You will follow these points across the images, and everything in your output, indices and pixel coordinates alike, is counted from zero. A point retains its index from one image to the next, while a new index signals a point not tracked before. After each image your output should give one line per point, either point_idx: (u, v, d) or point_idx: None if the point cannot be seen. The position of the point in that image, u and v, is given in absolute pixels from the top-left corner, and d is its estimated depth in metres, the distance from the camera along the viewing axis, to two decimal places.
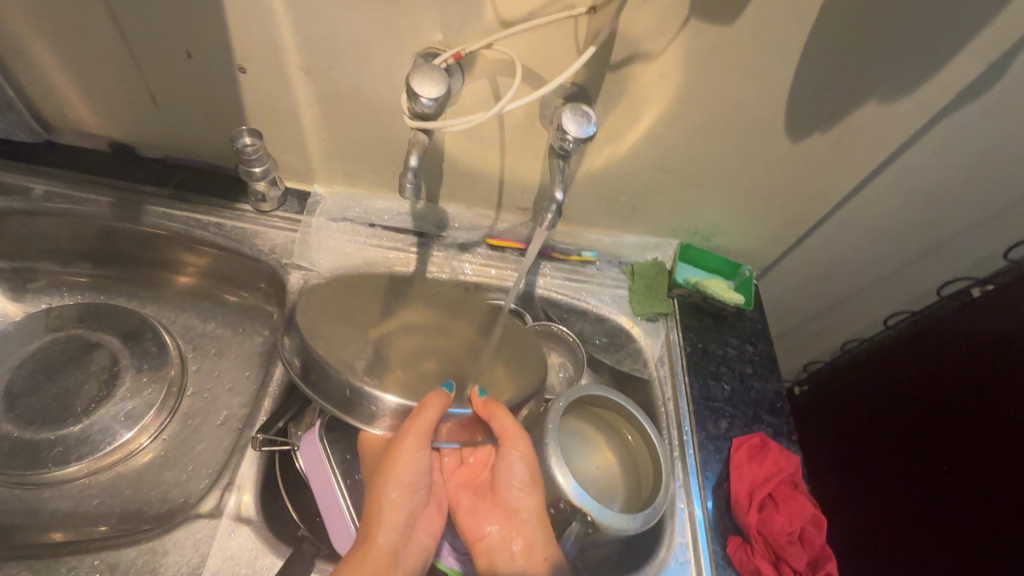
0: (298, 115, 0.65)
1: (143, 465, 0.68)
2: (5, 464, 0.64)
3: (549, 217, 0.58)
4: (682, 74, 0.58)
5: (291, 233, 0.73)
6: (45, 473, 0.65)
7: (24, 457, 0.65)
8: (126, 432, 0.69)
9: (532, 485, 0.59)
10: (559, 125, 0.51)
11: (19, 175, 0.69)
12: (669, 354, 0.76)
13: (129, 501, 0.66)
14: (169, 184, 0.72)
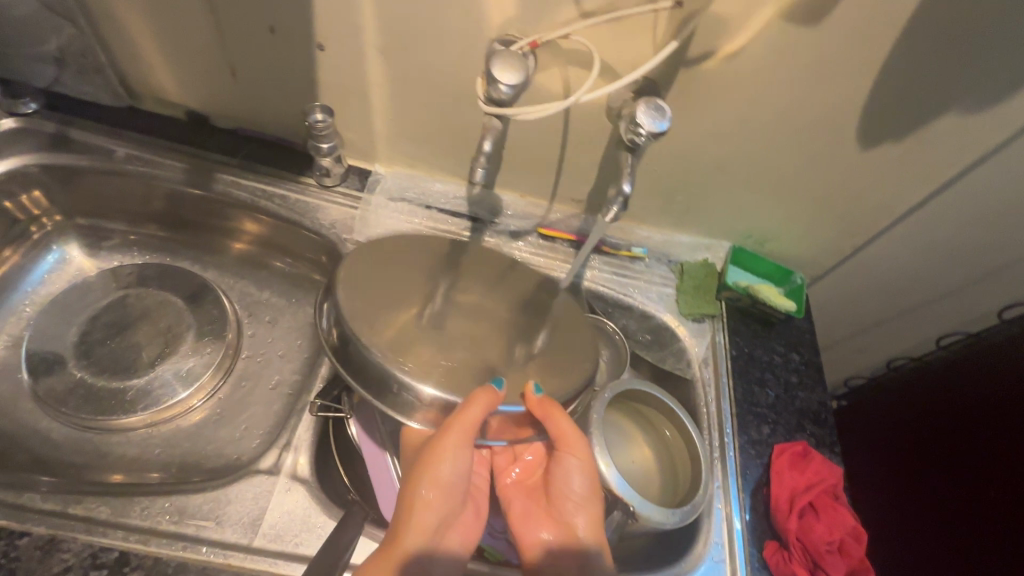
0: (369, 95, 0.66)
1: (200, 421, 0.72)
2: (78, 408, 0.69)
3: (614, 209, 0.58)
4: (759, 73, 0.57)
5: (350, 209, 0.75)
6: (113, 420, 0.69)
7: (94, 403, 0.69)
8: (186, 389, 0.72)
9: (589, 496, 0.58)
10: (633, 118, 0.51)
11: (100, 136, 0.72)
12: (714, 356, 0.75)
13: (186, 453, 0.69)
14: (238, 154, 0.74)
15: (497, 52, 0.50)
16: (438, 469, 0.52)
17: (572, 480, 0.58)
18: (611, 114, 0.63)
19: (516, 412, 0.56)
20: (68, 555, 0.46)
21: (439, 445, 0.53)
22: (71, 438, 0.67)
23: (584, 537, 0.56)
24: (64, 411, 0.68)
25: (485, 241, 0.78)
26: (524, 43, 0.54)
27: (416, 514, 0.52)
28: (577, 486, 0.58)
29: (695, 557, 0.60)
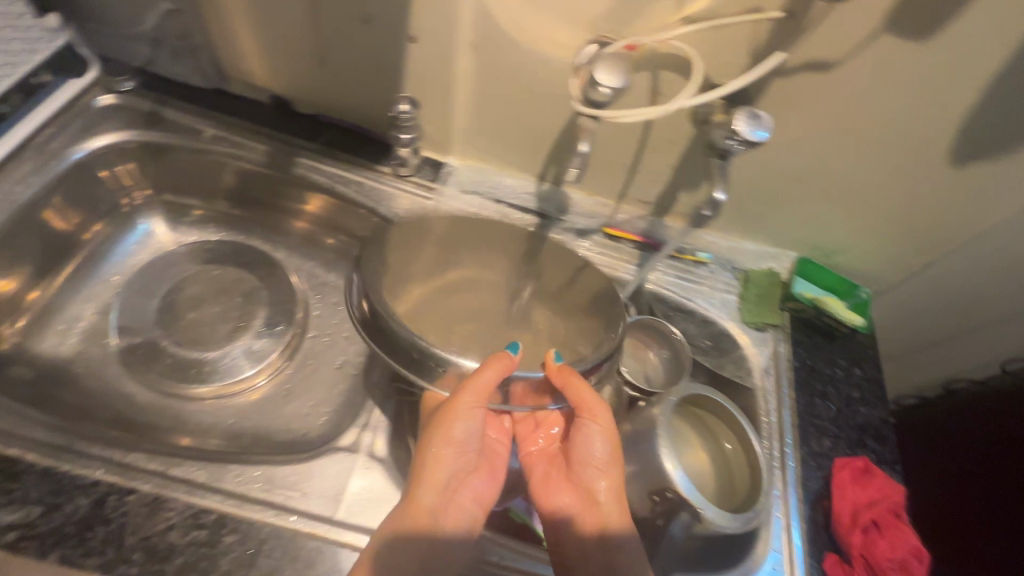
0: (453, 89, 0.68)
1: (269, 395, 0.74)
2: (159, 375, 0.72)
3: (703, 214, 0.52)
4: (856, 85, 0.57)
5: (423, 199, 0.76)
6: (191, 389, 0.72)
7: (174, 373, 0.72)
8: (258, 365, 0.75)
9: (607, 461, 0.61)
10: (729, 126, 0.51)
11: (191, 116, 0.74)
12: (775, 366, 0.75)
13: (257, 425, 0.72)
14: (318, 140, 0.76)
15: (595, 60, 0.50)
16: (457, 430, 0.57)
17: (594, 451, 0.61)
18: (697, 119, 0.63)
19: (534, 378, 0.62)
20: (172, 514, 0.49)
21: (457, 407, 0.57)
22: (151, 403, 0.70)
23: (601, 506, 0.59)
24: (150, 377, 0.71)
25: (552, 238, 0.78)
26: (621, 45, 0.54)
27: (436, 471, 0.56)
28: (596, 456, 0.61)
29: (753, 563, 0.61)
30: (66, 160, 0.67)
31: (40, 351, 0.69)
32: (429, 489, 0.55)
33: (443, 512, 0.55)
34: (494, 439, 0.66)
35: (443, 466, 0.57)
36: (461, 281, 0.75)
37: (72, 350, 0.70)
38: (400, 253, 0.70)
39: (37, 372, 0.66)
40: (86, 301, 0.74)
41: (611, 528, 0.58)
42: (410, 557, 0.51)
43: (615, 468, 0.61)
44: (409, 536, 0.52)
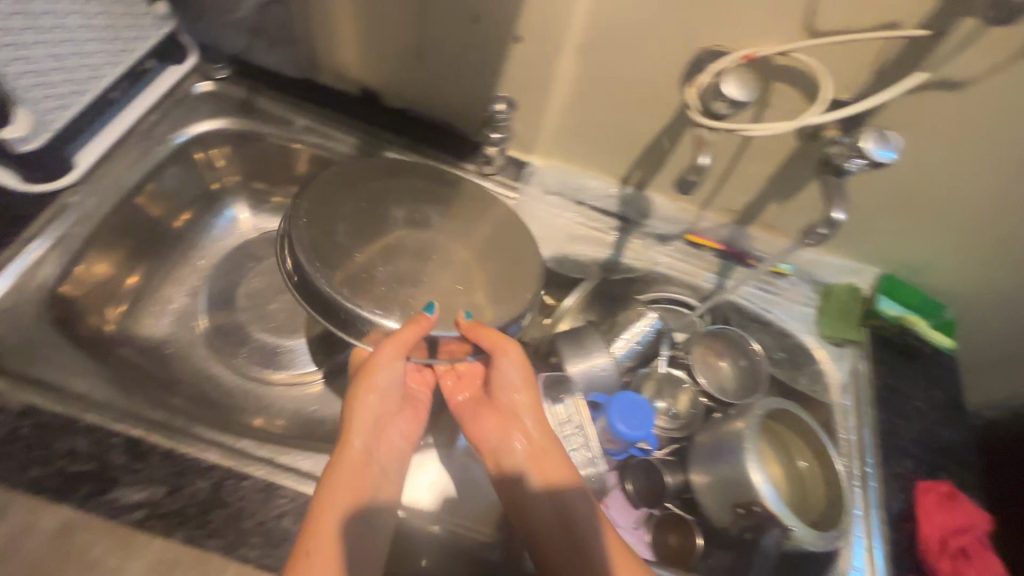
0: (551, 90, 0.67)
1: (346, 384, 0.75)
2: (244, 357, 0.74)
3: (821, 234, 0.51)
4: (980, 105, 0.55)
5: (507, 198, 0.76)
6: (271, 373, 0.73)
7: (259, 356, 0.74)
8: (338, 353, 0.77)
9: (531, 395, 0.64)
10: (855, 143, 0.50)
11: (283, 107, 0.75)
12: (854, 384, 0.74)
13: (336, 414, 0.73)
14: (406, 135, 0.77)
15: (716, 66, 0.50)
16: (376, 389, 0.60)
17: (514, 395, 0.64)
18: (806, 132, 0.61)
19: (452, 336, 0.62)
20: (286, 501, 0.51)
21: (377, 367, 0.59)
22: (236, 387, 0.72)
23: (533, 451, 0.62)
24: (237, 361, 0.73)
25: (632, 242, 0.78)
26: (738, 55, 0.53)
27: (359, 431, 0.59)
28: (516, 399, 0.64)
29: None
30: (169, 146, 0.69)
31: (137, 331, 0.69)
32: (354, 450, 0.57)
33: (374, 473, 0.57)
34: (417, 387, 0.68)
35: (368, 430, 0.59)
36: (406, 241, 0.66)
37: (164, 332, 0.72)
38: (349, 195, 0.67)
39: (135, 351, 0.68)
40: (176, 284, 0.75)
41: (555, 476, 0.60)
42: (358, 521, 0.52)
43: (535, 410, 0.64)
44: (354, 501, 0.52)
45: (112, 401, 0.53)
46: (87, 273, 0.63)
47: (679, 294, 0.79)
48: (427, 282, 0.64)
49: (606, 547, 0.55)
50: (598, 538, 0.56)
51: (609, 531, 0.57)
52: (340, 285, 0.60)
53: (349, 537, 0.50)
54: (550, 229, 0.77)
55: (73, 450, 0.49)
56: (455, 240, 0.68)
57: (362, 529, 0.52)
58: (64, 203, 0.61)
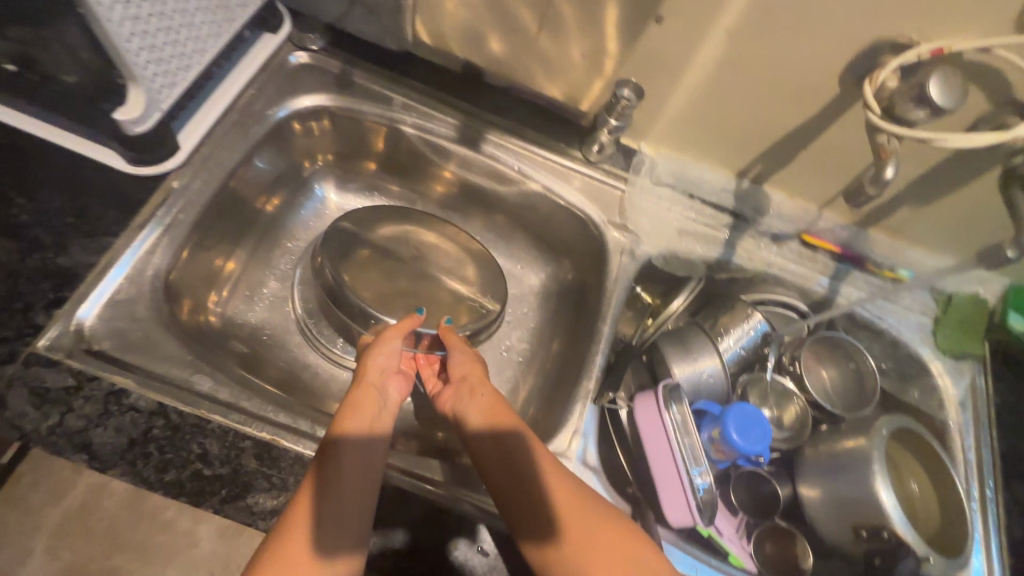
0: (682, 77, 0.62)
1: None
2: (329, 345, 0.70)
3: None
4: None
5: (616, 188, 0.72)
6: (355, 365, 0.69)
7: (343, 344, 0.70)
8: None
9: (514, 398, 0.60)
10: None
11: (382, 82, 0.70)
12: (972, 400, 0.71)
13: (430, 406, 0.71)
14: (510, 117, 0.72)
15: (898, 57, 0.45)
16: (376, 357, 0.57)
17: (468, 365, 0.61)
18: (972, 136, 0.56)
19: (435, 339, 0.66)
20: (417, 507, 0.50)
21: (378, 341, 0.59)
22: (328, 378, 0.69)
23: (480, 399, 0.56)
24: (333, 352, 0.69)
25: (744, 241, 0.73)
26: (928, 49, 0.47)
27: (366, 384, 0.54)
28: (471, 366, 0.61)
29: None
30: (268, 124, 0.65)
31: (235, 316, 0.68)
32: (368, 395, 0.53)
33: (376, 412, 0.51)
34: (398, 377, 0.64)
35: (369, 381, 0.55)
36: (424, 255, 0.75)
37: (259, 317, 0.70)
38: (365, 213, 0.74)
39: (235, 339, 0.66)
40: (269, 268, 0.72)
41: (491, 414, 0.55)
42: (350, 455, 0.46)
43: (481, 373, 0.60)
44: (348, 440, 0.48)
45: (234, 400, 0.51)
46: (190, 259, 0.61)
47: (784, 295, 0.74)
48: (432, 287, 0.74)
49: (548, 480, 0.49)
50: (538, 472, 0.50)
51: (549, 463, 0.50)
52: (367, 298, 0.69)
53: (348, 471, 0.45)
54: (660, 224, 0.72)
55: (205, 452, 0.47)
56: (466, 247, 0.76)
57: (366, 464, 0.46)
58: (169, 188, 0.58)
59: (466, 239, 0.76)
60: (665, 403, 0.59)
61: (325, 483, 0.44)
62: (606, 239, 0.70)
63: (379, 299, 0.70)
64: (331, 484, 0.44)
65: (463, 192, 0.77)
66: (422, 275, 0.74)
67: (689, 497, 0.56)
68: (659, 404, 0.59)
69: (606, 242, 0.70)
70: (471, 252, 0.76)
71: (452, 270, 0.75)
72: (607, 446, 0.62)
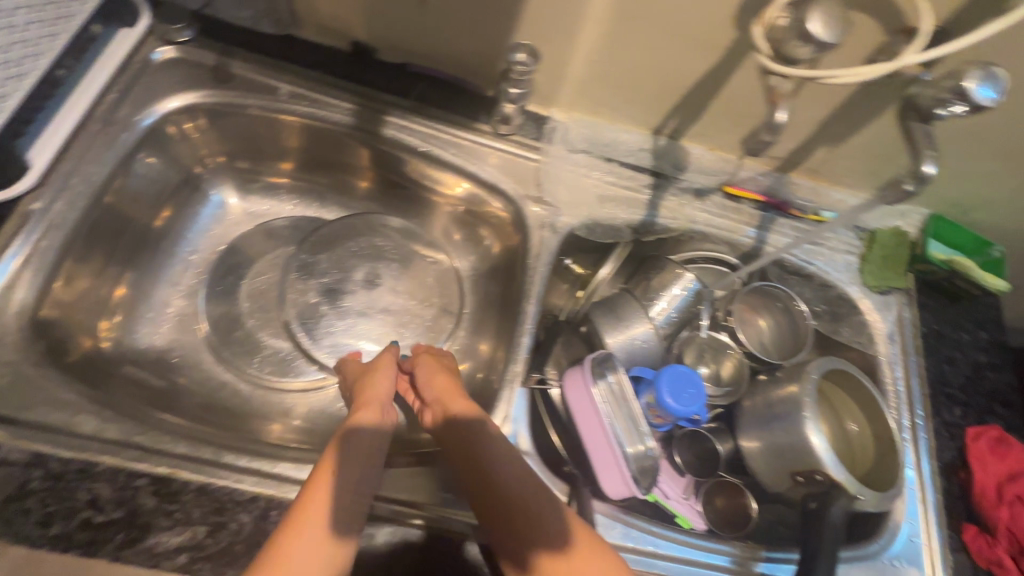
0: (578, 33, 0.58)
1: (327, 398, 0.67)
2: (246, 362, 0.67)
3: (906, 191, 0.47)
4: None
5: (529, 160, 0.68)
6: (280, 381, 0.67)
7: (258, 359, 0.67)
8: (317, 371, 0.68)
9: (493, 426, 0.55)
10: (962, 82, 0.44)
11: (265, 70, 0.64)
12: (900, 333, 0.72)
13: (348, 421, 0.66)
14: (410, 95, 0.67)
15: None
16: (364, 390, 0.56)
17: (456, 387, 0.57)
18: None
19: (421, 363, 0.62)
20: None
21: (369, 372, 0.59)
22: (247, 395, 0.66)
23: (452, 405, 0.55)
24: (250, 372, 0.66)
25: (667, 200, 0.71)
26: None
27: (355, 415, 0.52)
28: (438, 379, 0.58)
29: (888, 533, 0.61)
30: (136, 130, 0.59)
31: (135, 342, 0.64)
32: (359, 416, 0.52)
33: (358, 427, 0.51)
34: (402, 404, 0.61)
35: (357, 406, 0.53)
36: (338, 253, 0.71)
37: (166, 338, 0.66)
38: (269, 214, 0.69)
39: (136, 367, 0.62)
40: (171, 285, 0.68)
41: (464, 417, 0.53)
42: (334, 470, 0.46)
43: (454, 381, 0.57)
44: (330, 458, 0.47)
45: (126, 437, 0.47)
46: (68, 289, 0.56)
47: (714, 253, 0.73)
48: (351, 286, 0.70)
49: (538, 504, 0.46)
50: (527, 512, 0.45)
51: (540, 503, 0.46)
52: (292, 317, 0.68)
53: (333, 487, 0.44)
54: (578, 193, 0.69)
55: (96, 498, 0.44)
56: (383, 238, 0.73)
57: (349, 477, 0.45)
58: (26, 213, 0.52)
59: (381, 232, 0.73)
60: (594, 375, 0.57)
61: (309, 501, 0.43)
62: (525, 214, 0.67)
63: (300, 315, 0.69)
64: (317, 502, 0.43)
65: (371, 179, 0.73)
66: (338, 273, 0.70)
67: (624, 471, 0.55)
68: (586, 379, 0.57)
69: (526, 217, 0.67)
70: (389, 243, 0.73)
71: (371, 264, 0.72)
72: (540, 427, 0.60)
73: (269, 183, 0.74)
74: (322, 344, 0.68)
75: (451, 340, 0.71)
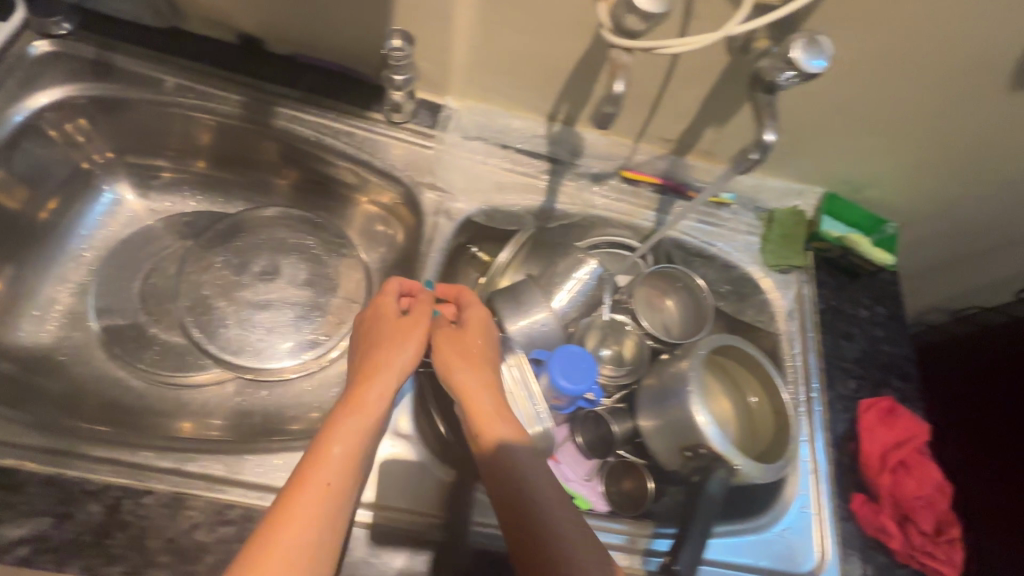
0: (452, 19, 0.59)
1: (224, 394, 0.67)
2: (138, 357, 0.66)
3: (751, 160, 0.47)
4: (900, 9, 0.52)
5: (422, 147, 0.69)
6: (174, 375, 0.66)
7: (151, 354, 0.66)
8: (214, 365, 0.67)
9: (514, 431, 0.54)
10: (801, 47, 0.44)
11: (148, 63, 0.64)
12: (799, 310, 0.73)
13: (245, 412, 0.66)
14: (300, 86, 0.67)
15: None
16: (377, 366, 0.52)
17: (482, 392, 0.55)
18: (733, 44, 0.55)
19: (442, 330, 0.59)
20: (195, 512, 0.47)
21: (392, 342, 0.55)
22: (138, 390, 0.65)
23: (465, 402, 0.54)
24: (141, 367, 0.66)
25: (565, 185, 0.72)
26: None
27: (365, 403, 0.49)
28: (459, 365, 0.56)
29: (778, 506, 0.62)
30: (6, 127, 0.60)
31: (17, 339, 0.63)
32: (366, 387, 0.51)
33: (367, 412, 0.49)
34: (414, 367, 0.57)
35: (365, 385, 0.51)
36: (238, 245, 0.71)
37: (53, 336, 0.65)
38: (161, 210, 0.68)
39: (16, 363, 0.61)
40: (61, 282, 0.67)
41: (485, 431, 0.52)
42: (333, 449, 0.45)
43: (475, 371, 0.56)
44: (331, 433, 0.46)
45: None
46: None
47: (616, 237, 0.74)
48: (249, 279, 0.71)
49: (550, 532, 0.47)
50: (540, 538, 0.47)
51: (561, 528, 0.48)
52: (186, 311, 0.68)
53: (331, 471, 0.44)
54: (473, 179, 0.70)
55: None
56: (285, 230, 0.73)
57: (346, 460, 0.45)
58: None
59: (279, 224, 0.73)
60: None
61: (302, 478, 0.43)
62: (420, 200, 0.68)
63: (195, 310, 0.69)
64: (310, 483, 0.43)
65: (271, 171, 0.72)
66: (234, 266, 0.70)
67: None
68: None
69: (421, 204, 0.68)
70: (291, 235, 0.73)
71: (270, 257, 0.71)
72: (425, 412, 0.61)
73: (169, 180, 0.74)
74: (218, 339, 0.68)
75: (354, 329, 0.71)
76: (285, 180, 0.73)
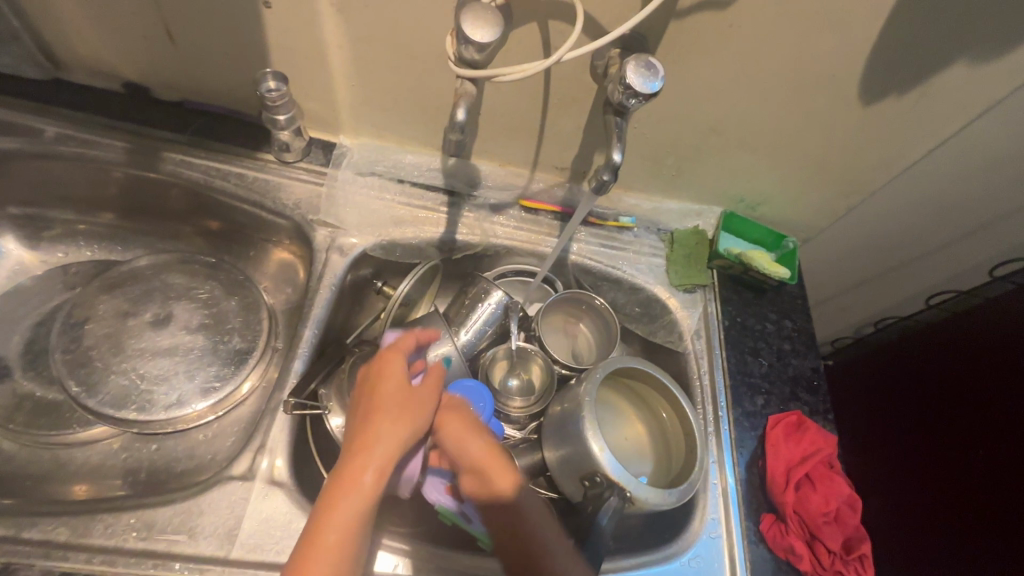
0: (327, 60, 0.60)
1: (108, 450, 0.63)
2: (10, 418, 0.62)
3: (603, 179, 0.52)
4: (748, 39, 0.54)
5: (315, 185, 0.69)
6: (51, 434, 0.62)
7: (25, 415, 0.63)
8: (94, 421, 0.63)
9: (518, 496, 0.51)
10: (634, 71, 0.46)
11: (27, 115, 0.64)
12: (705, 328, 0.73)
13: (128, 466, 0.63)
14: (187, 131, 0.67)
15: None
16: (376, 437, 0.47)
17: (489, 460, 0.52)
18: (596, 72, 0.57)
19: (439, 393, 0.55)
20: None
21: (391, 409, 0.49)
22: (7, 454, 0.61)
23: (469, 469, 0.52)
24: (11, 428, 0.62)
25: (464, 217, 0.72)
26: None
27: (360, 480, 0.45)
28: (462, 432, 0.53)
29: (688, 534, 0.60)
30: None
31: None
32: (362, 462, 0.46)
33: (364, 488, 0.45)
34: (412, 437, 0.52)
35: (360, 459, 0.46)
36: (128, 290, 0.69)
37: None
38: None
39: None
40: None
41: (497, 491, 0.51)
42: (328, 534, 0.43)
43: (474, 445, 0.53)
44: (325, 517, 0.43)
45: None
46: None
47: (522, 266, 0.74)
48: (137, 326, 0.68)
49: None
50: None
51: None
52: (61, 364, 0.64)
53: (333, 558, 0.42)
54: (368, 215, 0.70)
55: None
56: (180, 275, 0.71)
57: (344, 545, 0.43)
58: None
59: (174, 269, 0.71)
60: None
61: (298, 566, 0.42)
62: (313, 238, 0.68)
63: (68, 358, 0.65)
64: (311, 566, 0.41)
65: (165, 216, 0.72)
66: (123, 315, 0.68)
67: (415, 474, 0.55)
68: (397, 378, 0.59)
69: (314, 242, 0.68)
70: (186, 279, 0.71)
71: (161, 303, 0.69)
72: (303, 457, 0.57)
73: (60, 229, 0.72)
74: (97, 393, 0.63)
75: (250, 372, 0.68)
76: (181, 224, 0.72)
